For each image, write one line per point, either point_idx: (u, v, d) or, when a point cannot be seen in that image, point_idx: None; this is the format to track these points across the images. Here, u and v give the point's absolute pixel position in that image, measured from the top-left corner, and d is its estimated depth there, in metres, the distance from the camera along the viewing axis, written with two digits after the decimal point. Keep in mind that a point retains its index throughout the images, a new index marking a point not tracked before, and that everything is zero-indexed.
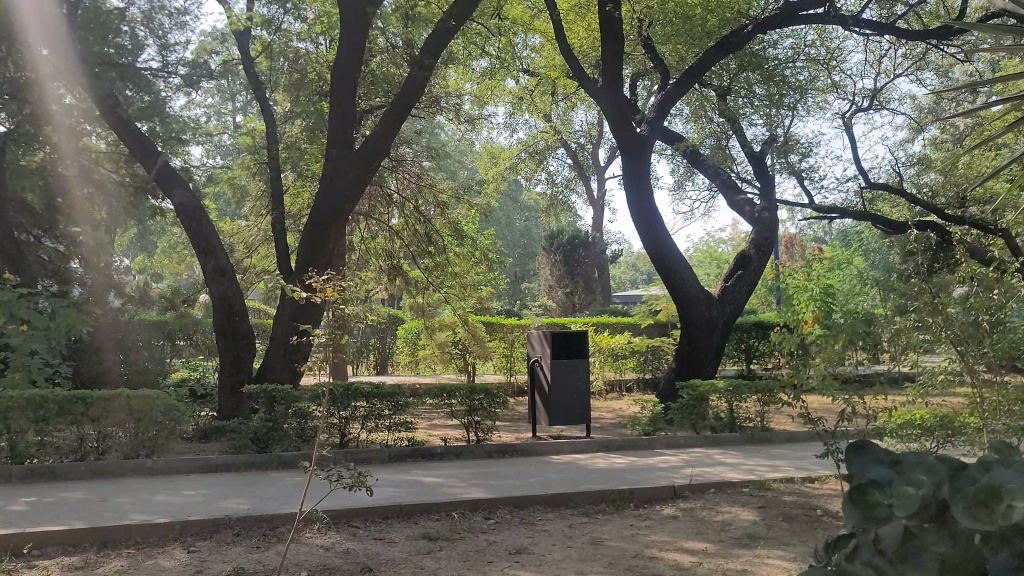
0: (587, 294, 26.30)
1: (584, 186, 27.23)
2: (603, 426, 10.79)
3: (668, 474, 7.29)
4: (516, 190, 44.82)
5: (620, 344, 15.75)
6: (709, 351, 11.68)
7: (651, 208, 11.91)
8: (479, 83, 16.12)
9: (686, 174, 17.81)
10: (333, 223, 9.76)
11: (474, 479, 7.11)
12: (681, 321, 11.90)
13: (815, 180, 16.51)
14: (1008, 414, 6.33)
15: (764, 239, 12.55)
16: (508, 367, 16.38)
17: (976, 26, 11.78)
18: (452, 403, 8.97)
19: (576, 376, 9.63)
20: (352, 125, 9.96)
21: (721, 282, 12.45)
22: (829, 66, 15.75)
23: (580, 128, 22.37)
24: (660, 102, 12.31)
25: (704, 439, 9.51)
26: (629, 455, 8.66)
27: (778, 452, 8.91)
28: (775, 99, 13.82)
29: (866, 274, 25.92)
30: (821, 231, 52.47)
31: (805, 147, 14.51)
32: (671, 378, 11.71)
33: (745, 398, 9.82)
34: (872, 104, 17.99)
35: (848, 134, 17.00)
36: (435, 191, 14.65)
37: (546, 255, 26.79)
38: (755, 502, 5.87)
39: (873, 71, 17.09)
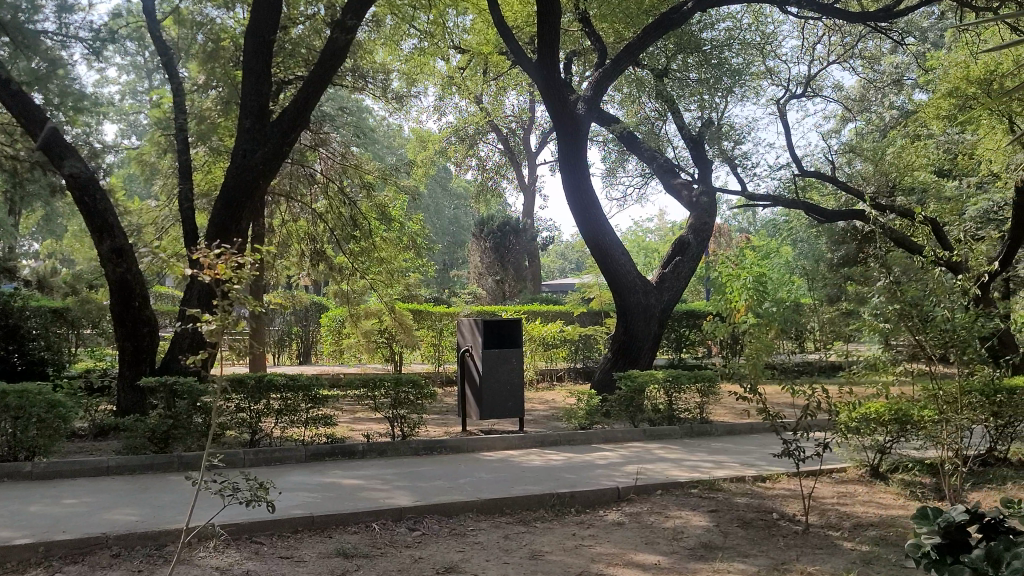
0: (517, 282, 25.77)
1: (514, 172, 26.70)
2: (536, 419, 10.26)
3: (609, 472, 6.78)
4: (445, 177, 44.10)
5: (552, 332, 15.39)
6: (646, 340, 11.23)
7: (588, 192, 11.38)
8: (408, 59, 15.34)
9: (619, 159, 17.39)
10: (245, 200, 8.94)
11: (398, 481, 6.48)
12: (617, 308, 11.45)
13: (748, 168, 16.28)
14: (968, 409, 5.98)
15: (703, 224, 12.19)
16: (437, 357, 15.68)
17: (917, 8, 11.55)
18: (376, 396, 8.29)
19: (508, 367, 9.07)
20: (267, 96, 9.14)
21: (658, 268, 12.03)
22: (763, 52, 15.46)
23: (512, 112, 21.77)
24: (596, 81, 11.78)
25: (644, 433, 9.04)
26: (564, 451, 8.13)
27: (720, 446, 8.50)
28: (712, 81, 13.40)
29: (794, 264, 26.04)
30: (746, 221, 53.14)
31: (739, 133, 14.16)
32: (607, 368, 11.22)
33: (685, 389, 9.38)
34: (806, 91, 17.83)
35: (782, 121, 16.81)
36: (360, 172, 13.53)
37: (476, 242, 26.17)
38: (707, 505, 5.37)
39: (806, 58, 16.90)
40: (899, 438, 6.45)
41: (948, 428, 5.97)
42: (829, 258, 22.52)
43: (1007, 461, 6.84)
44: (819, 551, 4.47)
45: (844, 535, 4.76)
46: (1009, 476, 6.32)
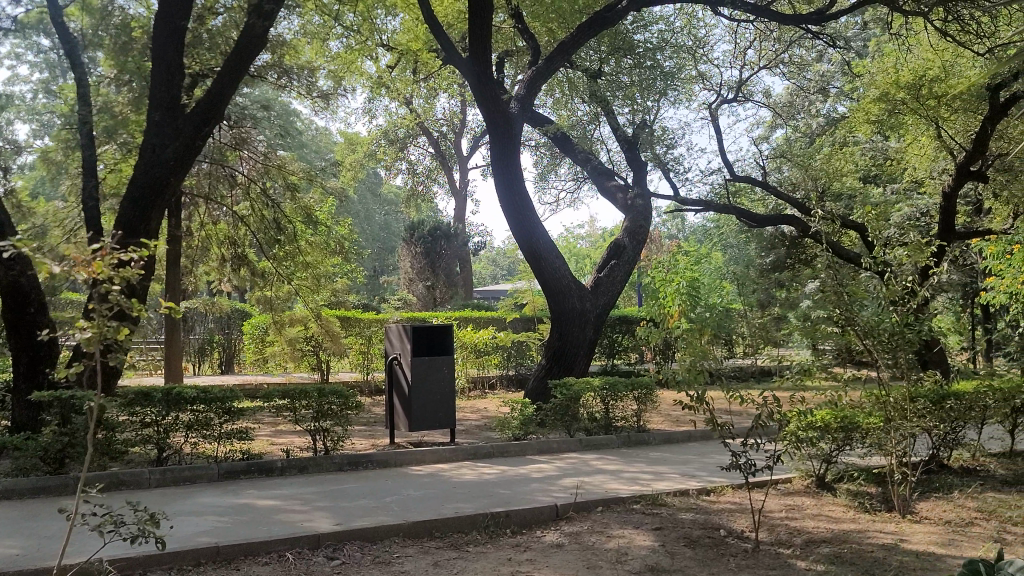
0: (448, 288, 25.29)
1: (446, 177, 26.25)
2: (469, 430, 9.85)
3: (545, 487, 6.42)
4: (375, 181, 43.33)
5: (484, 338, 14.90)
6: (580, 346, 10.93)
7: (521, 194, 11.01)
8: (335, 58, 14.76)
9: (551, 162, 17.11)
10: (154, 199, 8.32)
11: (319, 500, 6.00)
12: (552, 314, 11.12)
13: (680, 172, 16.18)
14: (915, 417, 5.79)
15: (638, 227, 11.96)
16: (365, 365, 15.12)
17: (848, 12, 11.51)
18: (298, 408, 7.75)
19: (439, 375, 8.64)
20: (179, 87, 8.53)
21: (593, 272, 11.74)
22: (694, 57, 15.36)
23: (443, 116, 21.31)
24: (529, 79, 11.44)
25: (580, 443, 8.72)
26: (498, 464, 7.72)
27: (659, 455, 8.22)
28: (645, 83, 13.19)
29: (724, 270, 26.18)
30: (675, 227, 53.65)
31: (671, 138, 13.99)
32: (542, 376, 10.86)
33: (622, 396, 9.08)
34: (736, 96, 17.84)
35: (714, 126, 16.76)
36: (284, 172, 12.73)
37: (406, 247, 25.62)
38: (650, 522, 5.03)
39: (737, 63, 16.87)
40: (844, 448, 6.22)
41: (896, 437, 5.77)
42: (760, 264, 22.63)
43: (948, 468, 6.70)
44: (772, 572, 4.15)
45: (796, 553, 4.45)
46: (954, 484, 6.15)
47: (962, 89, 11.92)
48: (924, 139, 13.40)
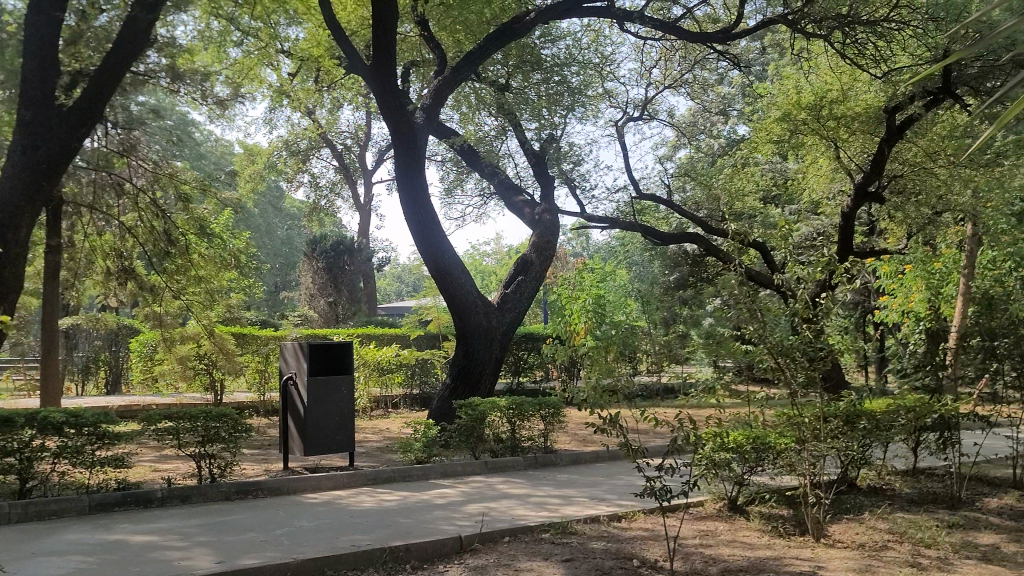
0: (351, 303, 24.62)
1: (349, 191, 25.62)
2: (370, 452, 9.41)
3: (449, 515, 6.06)
4: (276, 195, 42.19)
5: (387, 356, 14.43)
6: (486, 364, 10.64)
7: (425, 207, 10.64)
8: (233, 65, 14.07)
9: (457, 176, 16.81)
10: (23, 203, 7.62)
11: (202, 534, 5.49)
12: (456, 331, 10.79)
13: (586, 190, 16.10)
14: (826, 440, 5.70)
15: (545, 243, 11.75)
16: (261, 385, 14.34)
17: (752, 31, 11.59)
18: (182, 434, 7.15)
19: (337, 397, 8.20)
20: (54, 84, 7.87)
21: (500, 288, 11.47)
22: (599, 75, 15.36)
23: (347, 129, 20.78)
24: (435, 90, 11.12)
25: (486, 465, 8.39)
26: (399, 490, 7.32)
27: (566, 477, 7.97)
28: (552, 98, 13.04)
29: (629, 287, 26.34)
30: (579, 244, 54.22)
31: (578, 154, 13.90)
32: (446, 396, 10.50)
33: (528, 416, 8.79)
34: (642, 114, 17.93)
35: (620, 143, 16.76)
36: (176, 181, 12.10)
37: (307, 262, 24.86)
38: (561, 552, 4.74)
39: (643, 82, 16.95)
40: (755, 470, 6.10)
41: (807, 458, 5.67)
42: (665, 281, 22.82)
43: (856, 488, 6.65)
44: None
45: None
46: (864, 506, 6.09)
47: (860, 111, 12.19)
48: (823, 160, 13.66)
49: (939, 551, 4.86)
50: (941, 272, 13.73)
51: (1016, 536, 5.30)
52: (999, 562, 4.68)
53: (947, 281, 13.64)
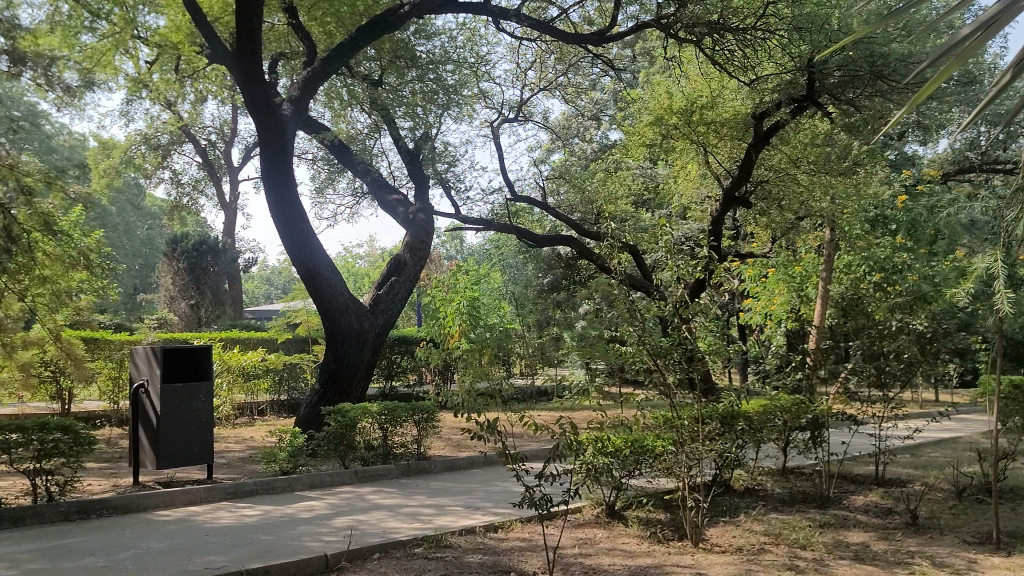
0: (214, 306, 23.62)
1: (214, 189, 24.50)
2: (232, 464, 8.85)
3: (314, 531, 5.67)
4: (135, 192, 40.07)
5: (253, 361, 13.73)
6: (357, 369, 10.25)
7: (293, 203, 10.10)
8: (85, 50, 12.93)
9: (328, 175, 16.24)
10: None
11: (34, 561, 4.92)
12: (326, 333, 10.34)
13: (461, 191, 15.87)
14: (703, 442, 5.65)
15: (420, 243, 11.40)
16: (114, 394, 13.18)
17: (627, 34, 11.60)
18: (15, 449, 6.45)
19: (194, 406, 7.64)
20: None
21: (372, 289, 11.06)
22: (473, 75, 15.16)
23: (211, 123, 19.79)
24: (303, 82, 10.62)
25: (356, 475, 8.01)
26: (262, 504, 6.86)
27: (440, 485, 7.69)
28: (427, 96, 12.64)
29: (504, 290, 26.29)
30: (453, 246, 54.05)
31: (453, 155, 13.64)
32: (315, 402, 10.03)
33: (400, 423, 8.46)
34: (517, 116, 17.86)
35: (496, 145, 16.62)
36: (18, 173, 11.10)
37: (167, 263, 23.61)
38: (435, 568, 4.45)
39: (518, 84, 16.85)
40: (634, 473, 6.00)
41: (685, 461, 5.61)
42: (539, 284, 22.86)
43: (731, 489, 6.66)
44: None
45: None
46: (740, 507, 6.08)
47: (729, 117, 12.44)
48: (693, 165, 13.91)
49: (814, 553, 4.85)
50: (801, 275, 14.15)
51: (883, 533, 5.38)
52: (871, 561, 4.69)
53: (807, 283, 14.10)
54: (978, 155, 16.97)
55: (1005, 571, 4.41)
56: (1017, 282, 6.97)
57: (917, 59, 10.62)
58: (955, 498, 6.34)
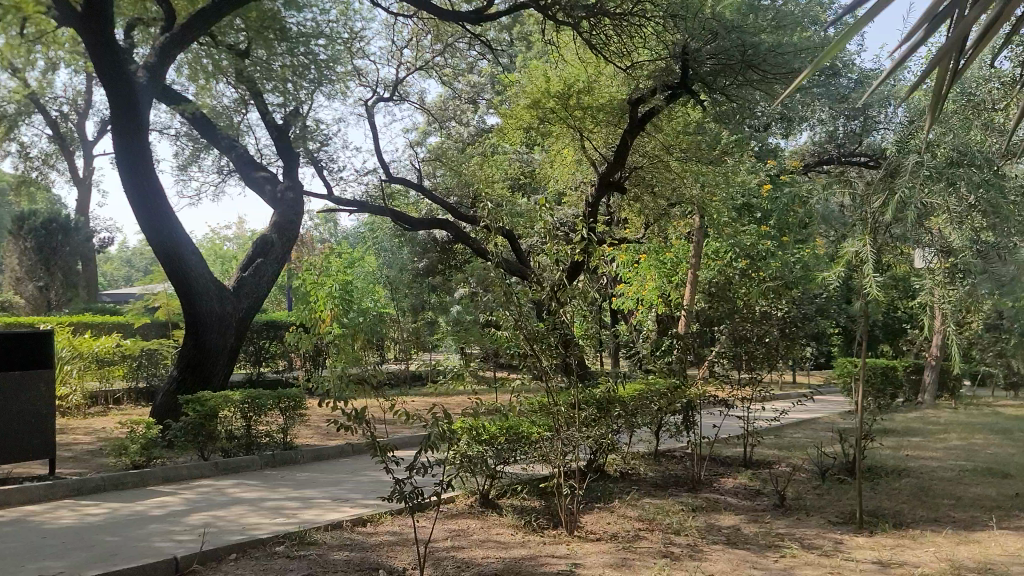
0: (67, 289, 22.13)
1: (66, 163, 22.90)
2: (79, 457, 8.20)
3: (166, 530, 5.25)
4: None
5: (106, 347, 12.91)
6: (218, 355, 9.73)
7: (148, 178, 9.42)
8: None
9: (193, 152, 15.39)
10: None
11: None
12: (184, 317, 9.74)
13: (334, 172, 15.38)
14: (578, 427, 5.54)
15: (288, 223, 10.85)
16: None
17: (505, 15, 11.41)
18: None
19: (33, 396, 7.00)
20: None
21: (235, 270, 10.48)
22: (345, 52, 14.60)
23: (63, 93, 18.40)
24: (160, 47, 9.95)
25: (216, 467, 7.56)
26: (110, 501, 6.36)
27: (306, 476, 7.34)
28: (297, 71, 12.02)
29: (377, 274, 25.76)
30: (326, 229, 52.90)
31: (324, 134, 13.13)
32: (173, 390, 9.45)
33: (264, 411, 8.03)
34: (392, 96, 17.44)
35: (371, 124, 16.18)
36: None
37: (12, 242, 21.95)
38: (296, 569, 4.15)
39: (394, 62, 16.42)
40: (508, 460, 5.85)
41: (560, 448, 5.50)
42: (414, 268, 22.52)
43: (606, 474, 6.61)
44: None
45: None
46: (614, 493, 6.03)
47: (605, 102, 12.44)
48: (569, 150, 13.89)
49: (687, 539, 4.82)
50: (672, 261, 13.73)
51: (754, 516, 5.41)
52: (744, 545, 4.68)
53: (677, 269, 13.64)
54: (836, 148, 17.70)
55: (871, 550, 4.48)
56: (878, 269, 7.19)
57: (786, 50, 10.87)
58: (819, 479, 6.49)
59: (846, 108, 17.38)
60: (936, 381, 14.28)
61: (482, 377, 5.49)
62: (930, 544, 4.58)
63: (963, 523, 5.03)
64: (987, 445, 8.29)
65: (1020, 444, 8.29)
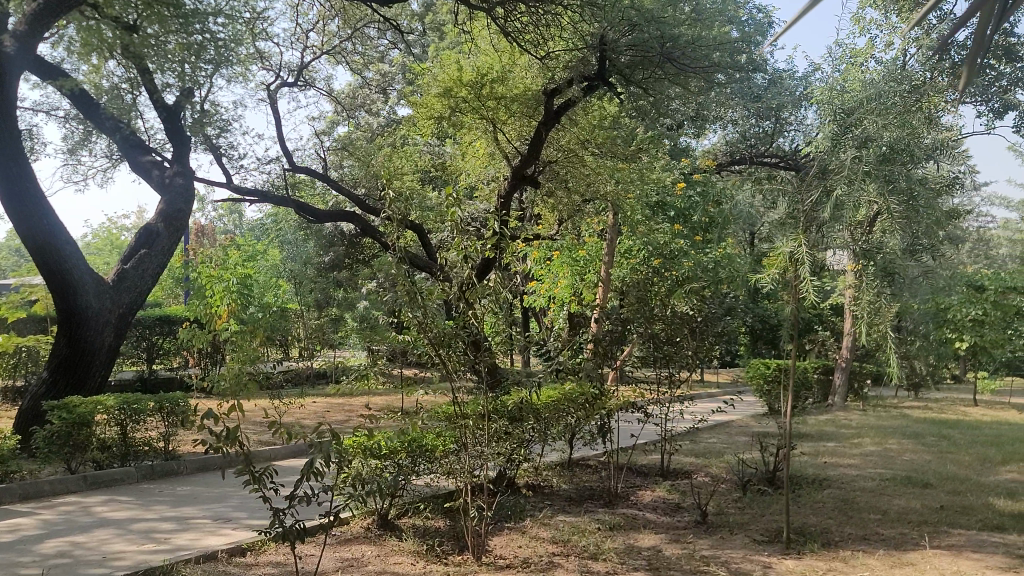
0: None
1: None
2: None
3: (11, 562, 4.53)
4: None
5: None
6: (94, 356, 8.89)
7: (14, 160, 8.45)
8: None
9: (82, 136, 14.24)
10: None
11: None
12: (56, 313, 8.84)
13: (234, 160, 14.52)
14: (488, 440, 5.05)
15: (177, 213, 9.92)
16: None
17: None
18: None
19: None
20: None
21: (116, 262, 9.57)
22: (246, 33, 13.73)
23: None
24: (34, 16, 9.33)
25: (85, 481, 6.79)
26: None
27: (187, 491, 6.64)
28: (193, 50, 10.05)
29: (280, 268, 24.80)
30: (230, 222, 51.28)
31: (222, 119, 12.22)
32: (41, 395, 8.58)
33: (142, 419, 7.27)
34: (297, 81, 16.63)
35: (274, 110, 15.36)
36: None
37: None
38: None
39: (299, 45, 15.62)
40: (409, 477, 5.34)
41: (467, 462, 5.01)
42: (320, 262, 21.71)
43: (517, 489, 6.15)
44: None
45: None
46: (526, 511, 5.59)
47: (519, 92, 12.07)
48: (482, 142, 13.39)
49: (606, 565, 4.38)
50: (585, 259, 14.18)
51: (674, 535, 5.03)
52: (667, 571, 4.28)
53: (589, 267, 14.16)
54: (747, 148, 17.75)
55: None
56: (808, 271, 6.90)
57: (705, 44, 10.59)
58: (740, 491, 6.18)
59: (759, 109, 17.38)
60: (846, 383, 14.26)
61: (380, 385, 4.95)
62: (863, 568, 4.26)
63: (893, 542, 4.75)
64: (901, 451, 8.18)
65: (933, 451, 8.20)
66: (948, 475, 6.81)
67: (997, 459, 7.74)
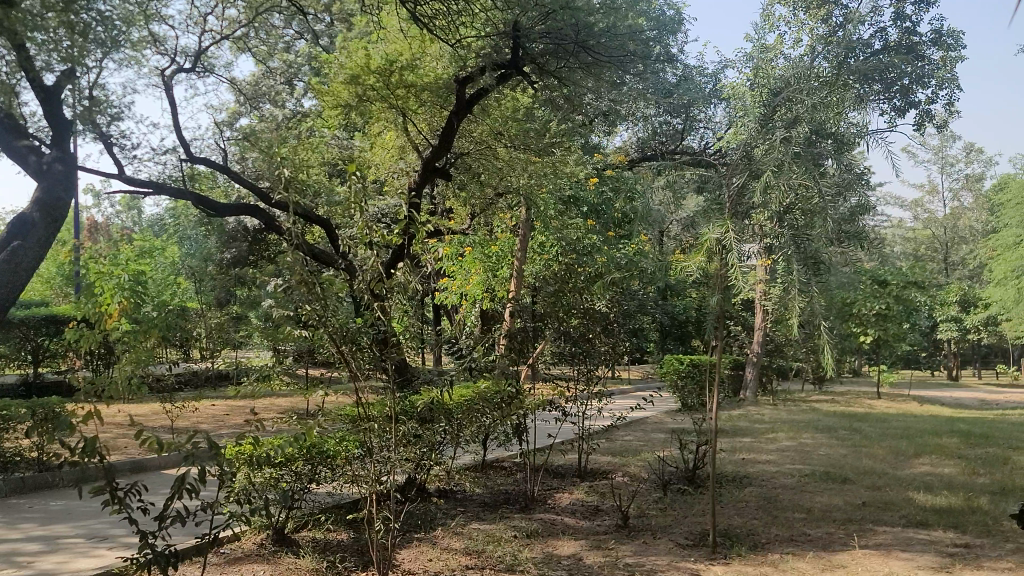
0: None
1: None
2: None
3: None
4: None
5: None
6: None
7: None
8: None
9: None
10: None
11: None
12: None
13: (126, 149, 13.65)
14: (396, 443, 4.65)
15: (54, 202, 9.15)
16: None
17: None
18: None
19: None
20: None
21: None
22: (138, 16, 12.85)
23: None
24: None
25: None
26: None
27: (62, 506, 6.01)
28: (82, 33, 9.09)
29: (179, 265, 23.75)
30: (128, 218, 49.23)
31: (112, 104, 11.40)
32: None
33: (11, 427, 6.59)
34: (195, 67, 15.78)
35: (170, 98, 14.56)
36: None
37: None
38: None
39: (197, 29, 14.79)
40: (309, 486, 4.91)
41: (372, 469, 4.61)
42: (221, 258, 20.83)
43: (429, 494, 5.78)
44: None
45: None
46: (437, 519, 5.22)
47: (430, 80, 11.54)
48: (392, 133, 12.99)
49: None
50: (497, 255, 14.10)
51: (596, 542, 4.72)
52: None
53: (501, 264, 14.10)
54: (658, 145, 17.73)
55: None
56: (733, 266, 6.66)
57: (623, 35, 10.21)
58: (660, 491, 5.95)
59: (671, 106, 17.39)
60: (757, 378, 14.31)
61: (274, 388, 4.49)
62: (795, 573, 4.03)
63: (821, 543, 4.56)
64: (817, 446, 8.10)
65: (847, 445, 8.15)
66: (866, 470, 6.72)
67: (910, 453, 7.73)
